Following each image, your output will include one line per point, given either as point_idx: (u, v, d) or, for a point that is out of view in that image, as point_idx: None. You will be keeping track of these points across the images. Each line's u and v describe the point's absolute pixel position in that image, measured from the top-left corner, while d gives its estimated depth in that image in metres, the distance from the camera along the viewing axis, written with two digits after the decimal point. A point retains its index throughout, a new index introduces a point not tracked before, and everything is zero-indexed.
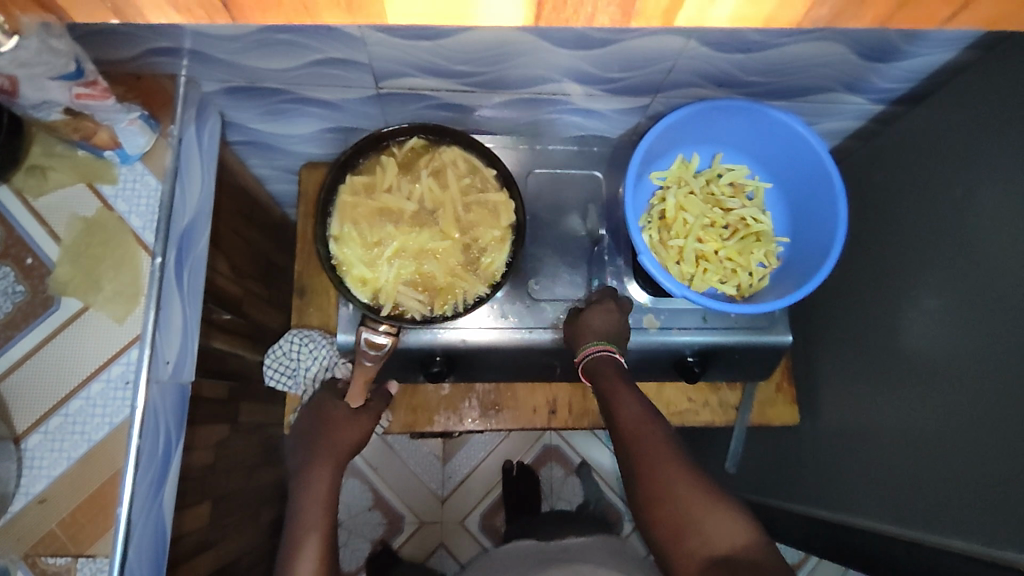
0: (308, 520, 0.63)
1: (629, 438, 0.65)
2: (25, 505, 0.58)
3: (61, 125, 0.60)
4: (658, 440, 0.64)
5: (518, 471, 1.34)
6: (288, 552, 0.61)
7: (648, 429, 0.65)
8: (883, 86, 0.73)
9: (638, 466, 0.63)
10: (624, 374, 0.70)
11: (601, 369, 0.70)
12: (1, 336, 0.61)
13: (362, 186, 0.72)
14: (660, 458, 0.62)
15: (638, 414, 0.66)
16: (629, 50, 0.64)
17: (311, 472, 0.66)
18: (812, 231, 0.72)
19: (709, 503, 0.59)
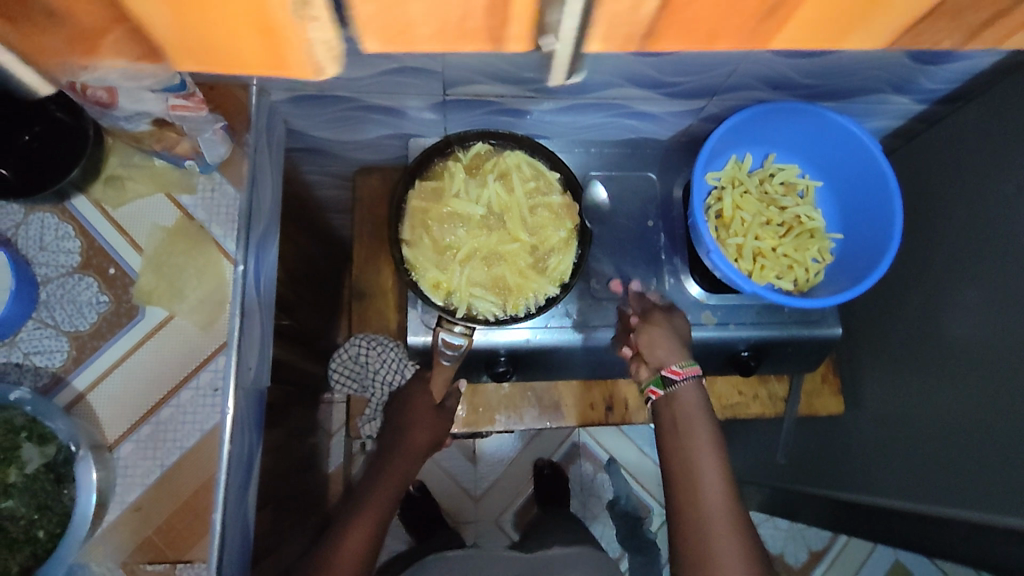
0: (370, 501, 0.72)
1: (698, 509, 0.63)
2: (120, 513, 0.59)
3: (146, 136, 0.62)
4: (728, 527, 0.61)
5: (550, 469, 1.35)
6: (344, 524, 0.70)
7: (727, 515, 0.62)
8: (929, 86, 0.76)
9: (693, 541, 0.61)
10: (709, 419, 0.68)
11: (680, 403, 0.68)
12: (88, 345, 0.62)
13: (431, 191, 0.74)
14: (726, 545, 0.60)
15: (718, 494, 0.63)
16: (696, 56, 0.66)
17: (391, 461, 0.77)
18: (866, 227, 0.76)
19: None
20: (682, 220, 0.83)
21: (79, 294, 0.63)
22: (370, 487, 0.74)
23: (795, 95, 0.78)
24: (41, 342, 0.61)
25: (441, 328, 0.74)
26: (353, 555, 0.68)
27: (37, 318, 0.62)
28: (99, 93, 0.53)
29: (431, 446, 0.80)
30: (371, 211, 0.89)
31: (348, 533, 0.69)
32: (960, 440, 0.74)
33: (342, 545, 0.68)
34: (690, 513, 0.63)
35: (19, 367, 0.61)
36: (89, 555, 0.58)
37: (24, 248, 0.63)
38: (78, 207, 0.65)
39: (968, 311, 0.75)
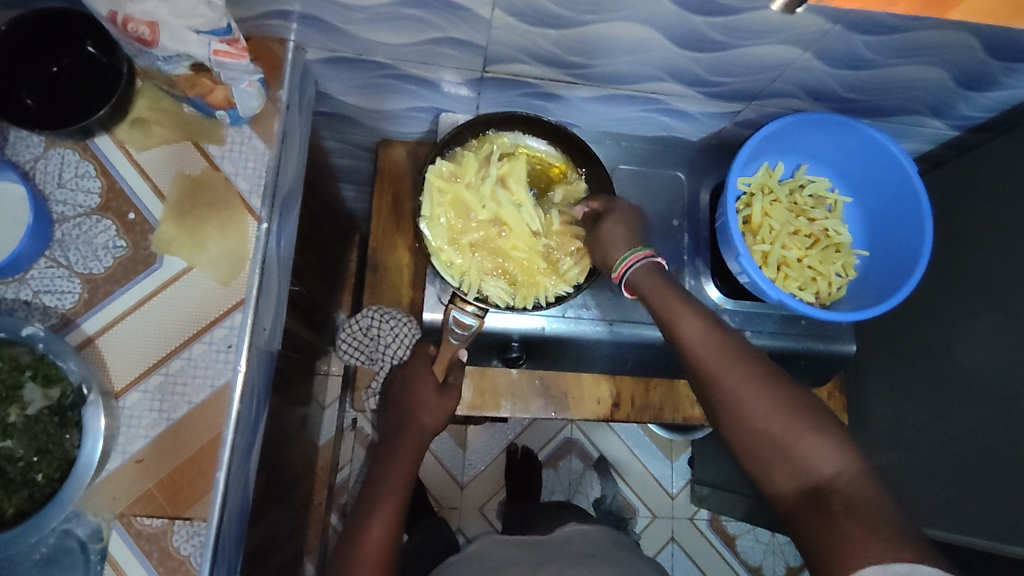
0: (387, 487, 0.67)
1: (702, 369, 0.59)
2: (122, 463, 0.58)
3: (180, 80, 0.59)
4: (731, 364, 0.58)
5: (522, 454, 1.35)
6: (363, 517, 0.65)
7: (720, 354, 0.59)
8: (966, 113, 0.76)
9: (713, 395, 0.58)
10: (670, 280, 0.64)
11: (642, 283, 0.64)
12: (101, 289, 0.60)
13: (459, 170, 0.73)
14: (741, 387, 0.57)
15: (705, 341, 0.60)
16: (744, 56, 0.66)
17: (399, 447, 0.71)
18: (892, 246, 0.77)
19: (801, 428, 0.55)
20: (707, 223, 0.83)
21: (96, 236, 0.61)
22: (377, 479, 0.68)
23: (833, 108, 0.78)
24: (52, 281, 0.59)
25: (453, 305, 0.73)
26: (380, 544, 0.63)
27: (49, 256, 0.60)
28: (140, 29, 0.51)
29: (437, 428, 0.74)
30: (391, 185, 0.87)
31: (367, 528, 0.64)
32: (971, 466, 0.74)
33: (364, 539, 0.63)
34: (700, 374, 0.59)
35: (28, 305, 0.59)
36: (86, 503, 0.57)
37: (42, 183, 0.61)
38: (101, 147, 0.62)
39: (980, 339, 0.76)
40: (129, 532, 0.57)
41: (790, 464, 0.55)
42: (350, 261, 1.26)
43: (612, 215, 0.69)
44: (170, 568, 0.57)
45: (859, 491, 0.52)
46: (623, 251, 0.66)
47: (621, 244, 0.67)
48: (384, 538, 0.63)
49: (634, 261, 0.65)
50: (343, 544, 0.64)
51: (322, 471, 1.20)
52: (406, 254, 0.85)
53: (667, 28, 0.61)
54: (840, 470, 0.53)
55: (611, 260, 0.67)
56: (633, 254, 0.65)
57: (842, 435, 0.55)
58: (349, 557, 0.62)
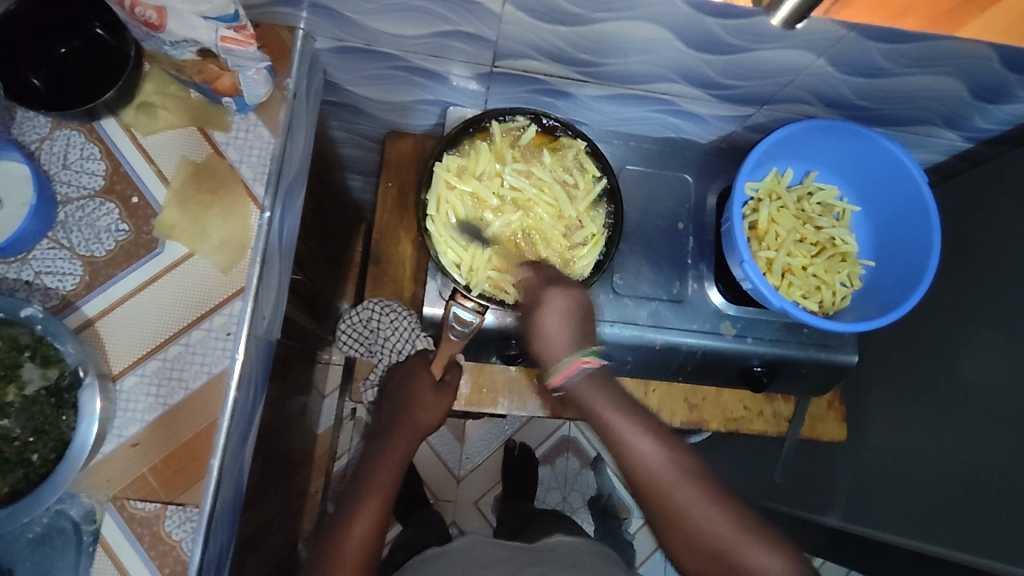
0: (373, 481, 0.64)
1: (651, 486, 0.56)
2: (117, 447, 0.58)
3: (187, 66, 0.59)
4: (678, 484, 0.56)
5: (519, 451, 1.35)
6: (346, 512, 0.62)
7: (671, 472, 0.56)
8: (981, 125, 0.75)
9: (663, 515, 0.56)
10: (614, 386, 0.60)
11: (584, 393, 0.59)
12: (102, 272, 0.60)
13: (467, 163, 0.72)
14: (693, 506, 0.55)
15: (658, 461, 0.56)
16: (757, 60, 0.65)
17: (391, 442, 0.69)
18: (900, 257, 0.76)
19: (747, 538, 0.54)
20: (713, 227, 0.82)
21: (98, 219, 0.61)
22: (366, 473, 0.65)
23: (845, 116, 0.77)
24: (53, 262, 0.60)
25: (453, 301, 0.73)
26: (361, 542, 0.59)
27: (52, 237, 0.60)
28: (147, 13, 0.51)
29: (432, 424, 0.73)
30: (396, 177, 0.87)
31: (350, 524, 0.60)
32: (970, 484, 0.74)
33: (346, 537, 0.60)
34: (648, 493, 0.57)
35: (29, 286, 0.59)
36: (80, 485, 0.57)
37: (47, 164, 0.61)
38: (107, 129, 0.62)
39: (985, 354, 0.75)
40: (122, 516, 0.57)
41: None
42: (354, 251, 1.26)
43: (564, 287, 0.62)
44: (162, 552, 0.57)
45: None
46: (565, 353, 0.59)
47: (567, 342, 0.59)
48: (366, 538, 0.60)
49: (574, 370, 0.58)
50: (325, 541, 0.60)
51: (320, 459, 1.21)
52: (409, 247, 0.85)
53: (679, 29, 0.61)
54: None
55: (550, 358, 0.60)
56: (577, 360, 0.58)
57: (785, 542, 0.55)
58: (330, 553, 0.59)
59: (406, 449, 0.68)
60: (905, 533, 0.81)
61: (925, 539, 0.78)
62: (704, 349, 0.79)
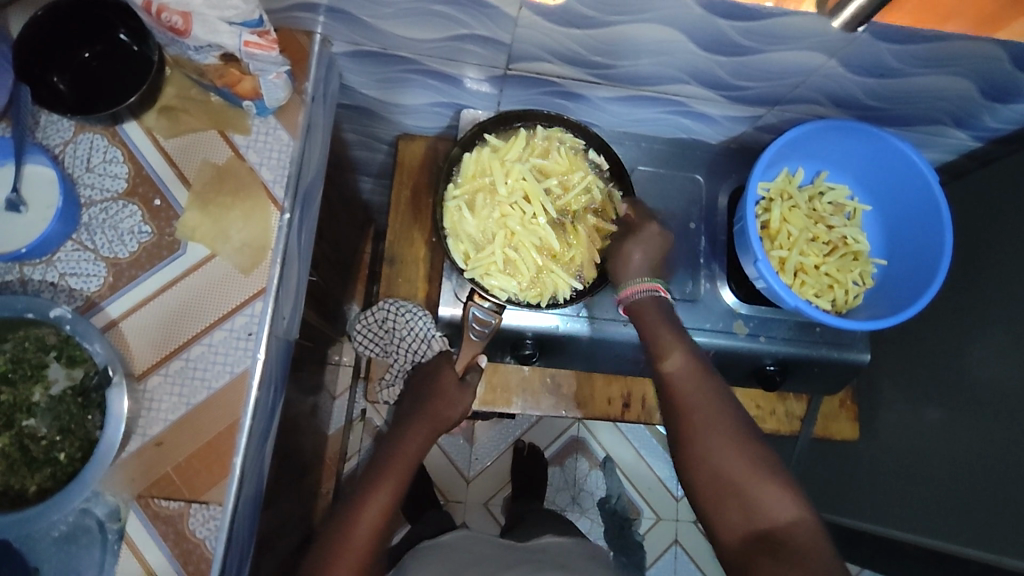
0: (386, 472, 0.66)
1: (678, 404, 0.61)
2: (141, 446, 0.59)
3: (210, 70, 0.60)
4: (705, 406, 0.60)
5: (528, 451, 1.36)
6: (359, 496, 0.64)
7: (698, 392, 0.60)
8: (990, 125, 0.76)
9: (684, 430, 0.60)
10: (667, 315, 0.66)
11: (642, 309, 0.66)
12: (125, 274, 0.61)
13: (504, 146, 0.73)
14: (711, 425, 0.59)
15: (686, 376, 0.62)
16: (769, 61, 0.66)
17: (411, 432, 0.71)
18: (911, 256, 0.76)
19: (759, 471, 0.56)
20: (725, 227, 0.83)
21: (122, 221, 0.62)
22: (383, 460, 0.68)
23: (855, 116, 0.78)
24: (77, 264, 0.61)
25: (471, 303, 0.74)
26: (370, 530, 0.62)
27: (76, 239, 0.61)
28: (173, 18, 0.52)
29: (451, 419, 0.74)
30: (411, 179, 0.88)
31: (360, 509, 0.63)
32: (976, 479, 0.75)
33: (356, 521, 0.62)
34: (674, 411, 0.61)
35: (54, 287, 0.60)
36: (105, 484, 0.58)
37: (70, 167, 0.62)
38: (129, 133, 0.63)
39: (993, 352, 0.76)
40: (147, 514, 0.58)
41: (744, 510, 0.56)
42: (364, 252, 1.26)
43: (642, 236, 0.70)
44: (186, 550, 0.58)
45: (802, 542, 0.53)
46: (634, 278, 0.68)
47: (642, 268, 0.69)
48: (375, 524, 0.62)
49: (643, 288, 0.67)
50: (337, 521, 0.63)
51: (331, 460, 1.22)
52: (423, 248, 0.86)
53: (692, 31, 0.62)
54: (793, 517, 0.54)
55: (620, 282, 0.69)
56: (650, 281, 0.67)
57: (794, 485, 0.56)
58: (339, 532, 0.61)
59: (424, 442, 0.71)
60: (925, 532, 0.81)
61: (943, 535, 0.78)
62: (716, 348, 0.80)
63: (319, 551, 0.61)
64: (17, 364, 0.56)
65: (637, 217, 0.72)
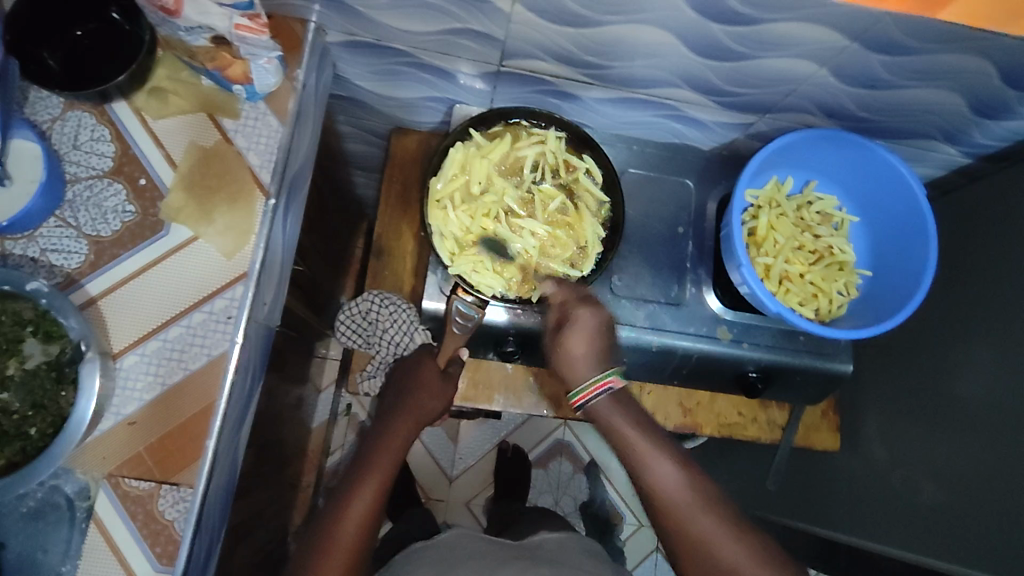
0: (370, 466, 0.65)
1: (669, 511, 0.60)
2: (114, 425, 0.58)
3: (200, 52, 0.60)
4: (699, 512, 0.60)
5: (512, 453, 1.35)
6: (345, 491, 0.63)
7: (688, 500, 0.60)
8: (980, 141, 0.76)
9: (681, 538, 0.60)
10: (635, 415, 0.65)
11: (606, 415, 0.65)
12: (107, 252, 0.61)
13: (484, 146, 0.73)
14: (710, 532, 0.59)
15: (676, 484, 0.61)
16: (761, 68, 0.66)
17: (396, 425, 0.70)
18: (897, 268, 0.76)
19: (763, 569, 0.57)
20: (712, 233, 0.83)
21: (106, 200, 0.62)
22: (367, 455, 0.66)
23: (846, 127, 0.78)
24: (59, 240, 0.60)
25: (454, 296, 0.75)
26: (356, 526, 0.60)
27: (59, 216, 0.61)
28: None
29: (433, 413, 0.74)
30: (401, 173, 0.88)
31: (348, 503, 0.61)
32: (958, 495, 0.75)
33: (345, 515, 0.61)
34: (666, 518, 0.61)
35: (34, 262, 0.60)
36: (75, 461, 0.57)
37: (57, 143, 0.62)
38: (118, 112, 0.63)
39: (978, 369, 0.76)
40: (116, 493, 0.58)
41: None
42: (356, 247, 1.26)
43: (576, 322, 0.67)
44: (154, 531, 0.57)
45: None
46: (589, 374, 0.65)
47: (590, 363, 0.66)
48: (363, 520, 0.61)
49: (600, 389, 0.64)
50: (324, 516, 0.62)
51: (314, 453, 1.22)
52: (411, 241, 0.86)
53: (684, 34, 0.62)
54: None
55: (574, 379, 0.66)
56: (600, 381, 0.64)
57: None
58: (326, 529, 0.60)
59: (409, 438, 0.69)
60: (906, 548, 0.80)
61: (928, 552, 0.77)
62: (699, 353, 0.79)
63: (307, 550, 0.60)
64: None
65: (572, 297, 0.69)
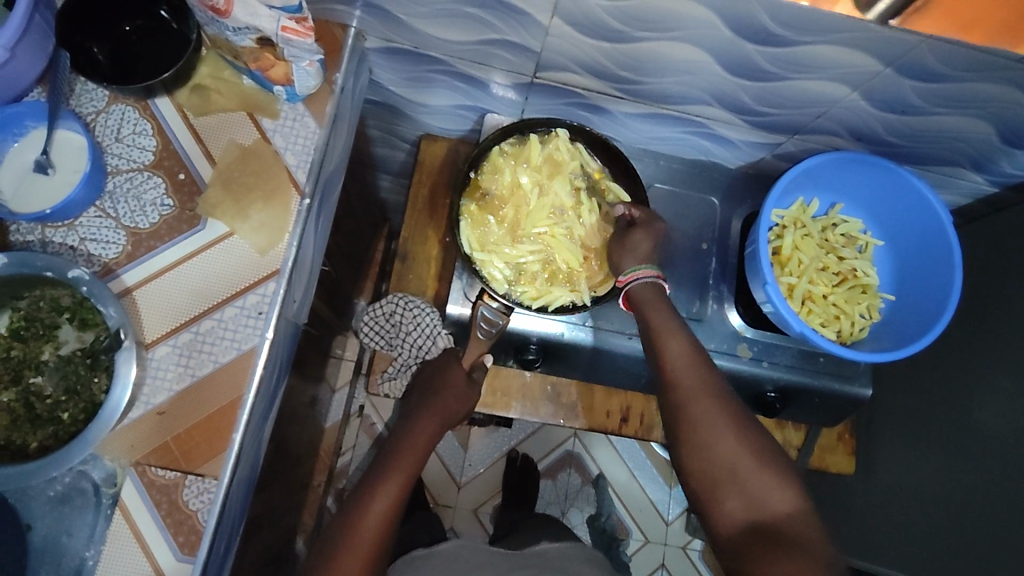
0: (391, 467, 0.65)
1: (678, 387, 0.60)
2: (143, 414, 0.59)
3: (245, 52, 0.61)
4: (704, 394, 0.59)
5: (521, 461, 1.35)
6: (367, 489, 0.63)
7: (698, 380, 0.60)
8: (1007, 171, 0.76)
9: (683, 417, 0.59)
10: (668, 303, 0.66)
11: (641, 297, 0.66)
12: (144, 244, 0.62)
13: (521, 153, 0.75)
14: (709, 409, 0.59)
15: (686, 364, 0.61)
16: (792, 90, 0.67)
17: (418, 426, 0.70)
18: (921, 294, 0.76)
19: (757, 459, 0.57)
20: (736, 250, 0.83)
21: (145, 192, 0.63)
22: (387, 455, 0.67)
23: (874, 151, 0.78)
24: (99, 230, 0.62)
25: (480, 302, 0.75)
26: (374, 525, 0.61)
27: (99, 206, 0.62)
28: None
29: (455, 416, 0.74)
30: (429, 178, 0.89)
31: (370, 500, 0.62)
32: (974, 523, 0.74)
33: (366, 512, 0.61)
34: (672, 393, 0.61)
35: (73, 250, 0.61)
36: (104, 448, 0.58)
37: (101, 136, 0.64)
38: (160, 108, 0.65)
39: (997, 396, 0.75)
40: (142, 481, 0.58)
41: (745, 502, 0.56)
42: (376, 250, 1.28)
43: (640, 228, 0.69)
44: (177, 520, 0.58)
45: (805, 535, 0.54)
46: (631, 265, 0.68)
47: (636, 258, 0.68)
48: (381, 519, 0.61)
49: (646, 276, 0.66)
50: (343, 513, 0.62)
51: (325, 453, 1.22)
52: (436, 246, 0.87)
53: (718, 52, 0.63)
54: (791, 510, 0.55)
55: (622, 270, 0.69)
56: (632, 272, 0.66)
57: (793, 477, 0.57)
58: (345, 526, 0.60)
59: (430, 438, 0.70)
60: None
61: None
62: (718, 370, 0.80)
63: (324, 546, 0.60)
64: (30, 323, 0.57)
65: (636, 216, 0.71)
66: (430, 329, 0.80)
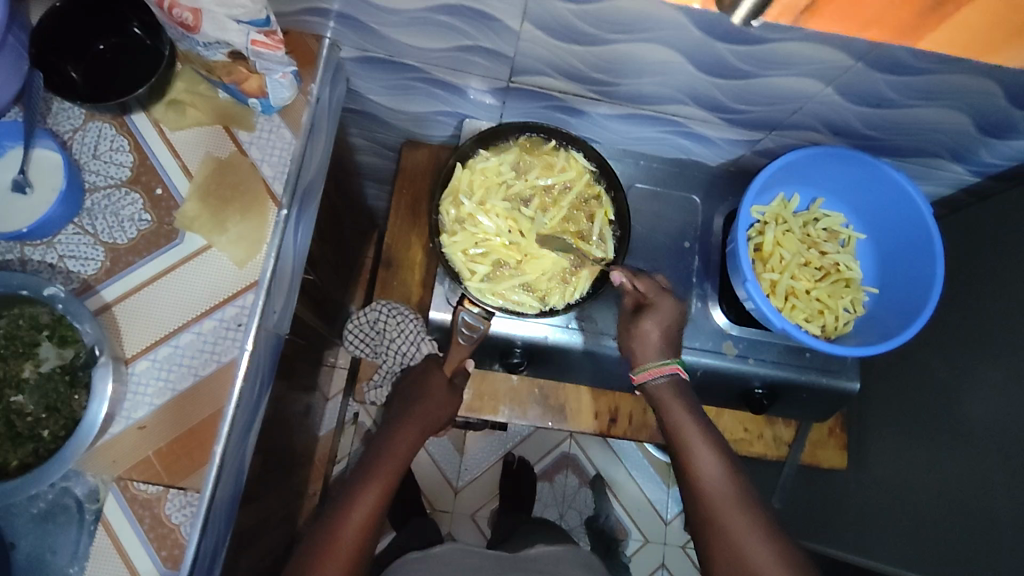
0: (374, 474, 0.65)
1: (706, 497, 0.62)
2: (124, 429, 0.59)
3: (217, 67, 0.61)
4: (738, 506, 0.61)
5: (518, 464, 1.35)
6: (347, 496, 0.63)
7: (728, 494, 0.62)
8: (987, 161, 0.76)
9: (717, 534, 0.61)
10: (691, 406, 0.67)
11: (665, 401, 0.67)
12: (122, 259, 0.62)
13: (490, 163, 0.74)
14: (738, 522, 0.60)
15: (717, 477, 0.63)
16: (767, 87, 0.67)
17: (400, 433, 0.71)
18: (903, 285, 0.76)
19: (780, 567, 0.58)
20: (719, 248, 0.83)
21: (123, 208, 0.63)
22: (371, 463, 0.67)
23: (853, 144, 0.78)
24: (77, 247, 0.62)
25: (461, 307, 0.75)
26: (354, 532, 0.61)
27: (77, 223, 0.63)
28: (184, 15, 0.54)
29: (437, 423, 0.74)
30: (410, 185, 0.89)
31: (349, 506, 0.62)
32: (957, 516, 0.74)
33: (345, 519, 0.61)
34: (705, 509, 0.62)
35: (52, 268, 0.61)
36: (86, 464, 0.58)
37: (78, 153, 0.64)
38: (136, 123, 0.65)
39: (983, 387, 0.75)
40: (125, 497, 0.58)
41: None
42: (366, 257, 1.28)
43: (659, 313, 0.68)
44: (160, 535, 0.58)
45: None
46: (653, 359, 0.68)
47: (658, 349, 0.68)
48: (363, 524, 0.61)
49: (659, 374, 0.67)
50: (324, 521, 0.62)
51: (321, 461, 1.22)
52: (419, 252, 0.87)
53: (690, 52, 0.63)
54: None
55: (639, 362, 0.69)
56: (658, 367, 0.67)
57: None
58: (325, 533, 0.61)
59: (413, 447, 0.70)
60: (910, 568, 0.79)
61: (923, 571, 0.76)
62: (704, 368, 0.80)
63: (305, 554, 0.60)
64: (10, 341, 0.57)
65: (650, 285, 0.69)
66: (409, 329, 0.80)
